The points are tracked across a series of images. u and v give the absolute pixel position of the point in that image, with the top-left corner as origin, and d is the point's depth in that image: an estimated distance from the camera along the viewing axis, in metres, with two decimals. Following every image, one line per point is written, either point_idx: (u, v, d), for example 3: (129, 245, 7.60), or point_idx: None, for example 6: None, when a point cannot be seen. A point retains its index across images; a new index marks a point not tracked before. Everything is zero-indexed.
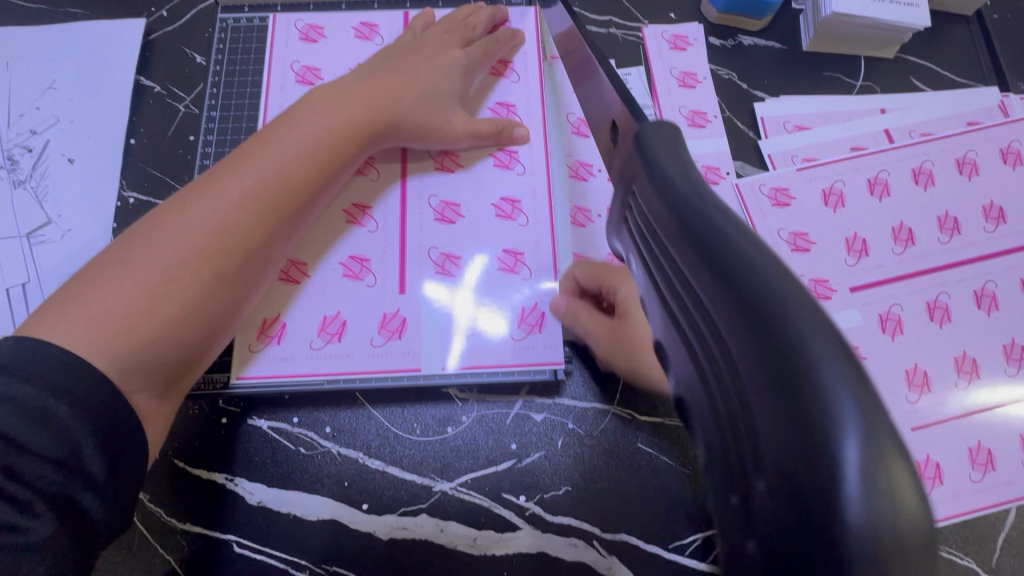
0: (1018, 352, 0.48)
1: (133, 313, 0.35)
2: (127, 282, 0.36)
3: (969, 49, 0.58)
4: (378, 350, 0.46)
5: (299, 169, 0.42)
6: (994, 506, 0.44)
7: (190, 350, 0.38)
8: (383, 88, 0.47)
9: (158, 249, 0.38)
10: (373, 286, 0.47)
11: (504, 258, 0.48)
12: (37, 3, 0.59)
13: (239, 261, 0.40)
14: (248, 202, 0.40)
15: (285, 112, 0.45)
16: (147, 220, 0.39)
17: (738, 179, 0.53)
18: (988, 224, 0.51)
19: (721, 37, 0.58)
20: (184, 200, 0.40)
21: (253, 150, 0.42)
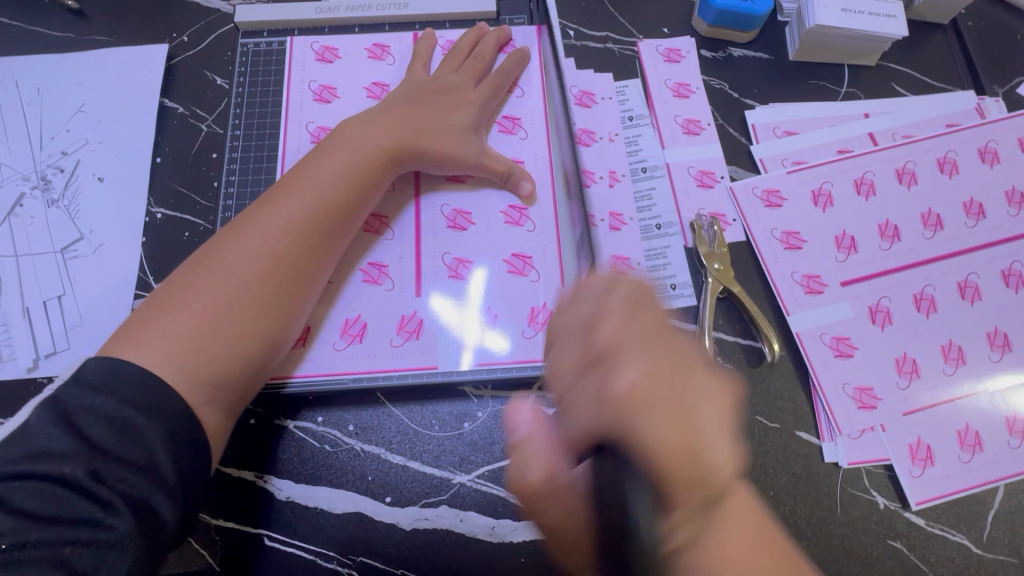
0: (1001, 339, 0.50)
1: (201, 331, 0.40)
2: (196, 305, 0.41)
3: (946, 55, 0.62)
4: (396, 348, 0.49)
5: (337, 197, 0.47)
6: (984, 484, 0.47)
7: (250, 367, 0.43)
8: (403, 112, 0.51)
9: (219, 275, 0.43)
10: (391, 290, 0.50)
11: (514, 263, 0.51)
12: (64, 31, 0.62)
13: (288, 284, 0.44)
14: (294, 230, 0.45)
15: (320, 146, 0.49)
16: (208, 250, 0.44)
17: (732, 183, 0.56)
18: (969, 219, 0.54)
19: (712, 50, 0.61)
20: (237, 230, 0.45)
21: (295, 181, 0.47)
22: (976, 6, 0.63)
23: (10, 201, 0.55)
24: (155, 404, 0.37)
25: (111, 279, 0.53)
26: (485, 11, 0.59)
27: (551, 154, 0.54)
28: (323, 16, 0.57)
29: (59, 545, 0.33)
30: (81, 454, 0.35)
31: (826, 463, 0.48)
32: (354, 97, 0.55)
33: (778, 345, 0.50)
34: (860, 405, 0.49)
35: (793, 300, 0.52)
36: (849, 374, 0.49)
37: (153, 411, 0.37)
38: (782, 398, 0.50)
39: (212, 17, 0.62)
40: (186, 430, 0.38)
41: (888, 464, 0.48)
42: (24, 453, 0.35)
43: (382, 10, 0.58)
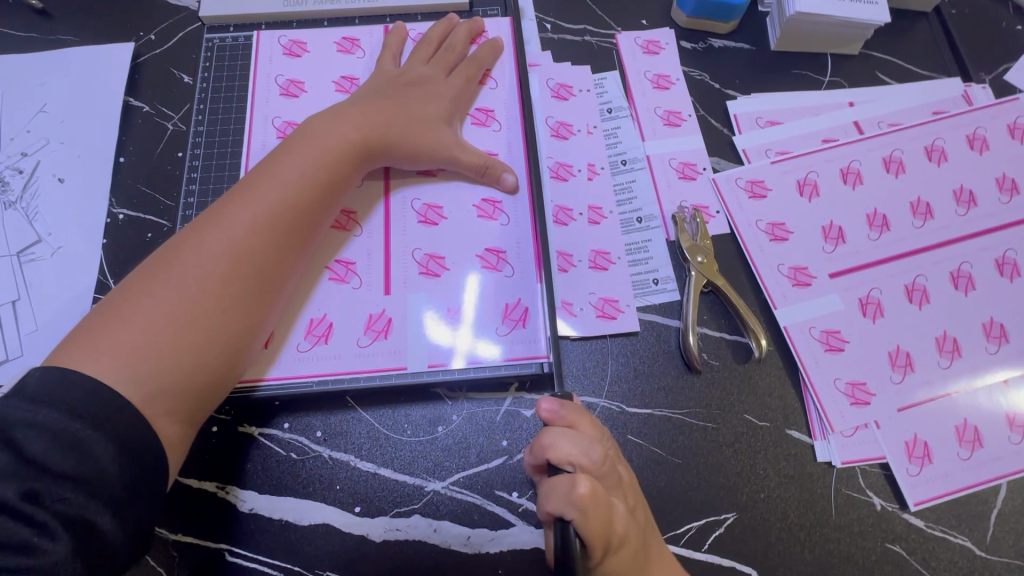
0: (997, 330, 0.48)
1: (162, 340, 0.37)
2: (155, 312, 0.38)
3: (930, 43, 0.60)
4: (363, 349, 0.46)
5: (307, 194, 0.44)
6: (984, 482, 0.45)
7: (217, 375, 0.40)
8: (371, 104, 0.49)
9: (177, 278, 0.39)
10: (358, 288, 0.48)
11: (488, 259, 0.48)
12: (27, 31, 0.61)
13: (257, 286, 0.41)
14: (260, 229, 0.42)
15: (287, 141, 0.46)
16: (164, 251, 0.41)
17: (714, 174, 0.54)
18: (960, 207, 0.52)
19: (692, 40, 0.60)
20: (197, 230, 0.41)
21: (262, 177, 0.44)
22: None
23: None
24: (101, 416, 0.34)
25: (68, 283, 0.51)
26: (458, 3, 0.57)
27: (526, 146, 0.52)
28: (291, 10, 0.56)
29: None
30: (12, 471, 0.31)
31: (819, 463, 0.45)
32: (322, 92, 0.53)
33: (764, 339, 0.48)
34: (852, 401, 0.46)
35: (780, 293, 0.50)
36: (840, 369, 0.47)
37: (101, 423, 0.34)
38: (771, 394, 0.47)
39: (180, 15, 0.61)
40: (139, 443, 0.35)
41: (884, 463, 0.45)
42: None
43: (352, 3, 0.56)
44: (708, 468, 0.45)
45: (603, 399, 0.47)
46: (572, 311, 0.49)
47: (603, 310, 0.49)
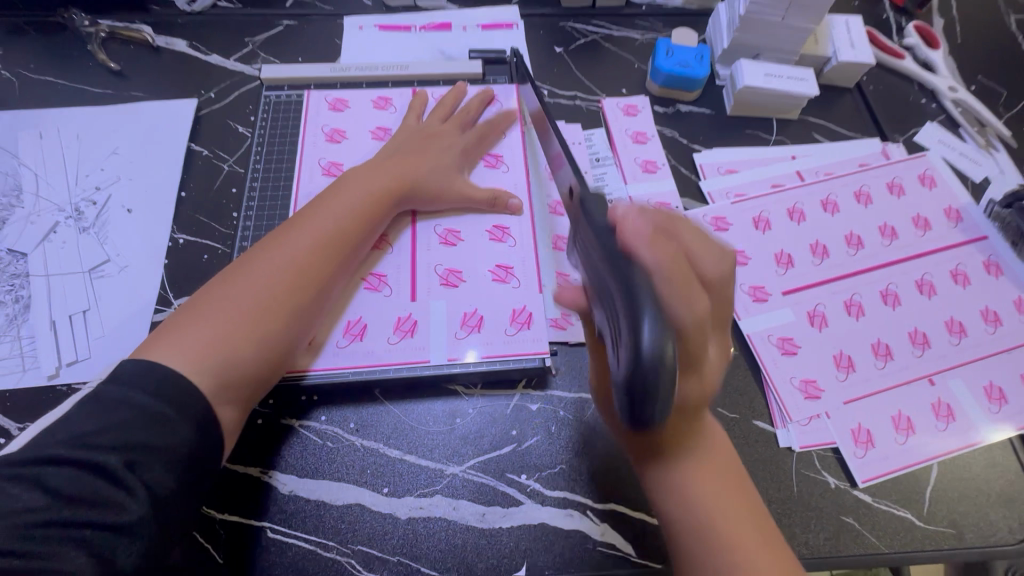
0: (921, 337, 0.59)
1: (233, 338, 0.45)
2: (227, 315, 0.45)
3: (855, 111, 0.75)
4: (391, 343, 0.54)
5: (354, 225, 0.54)
6: (919, 462, 0.53)
7: (271, 370, 0.47)
8: (404, 155, 0.59)
9: (245, 287, 0.47)
10: (389, 296, 0.56)
11: (495, 277, 0.58)
12: (105, 88, 0.72)
13: (308, 299, 0.50)
14: (313, 252, 0.51)
15: (336, 182, 0.56)
16: (234, 266, 0.49)
17: (686, 211, 0.66)
18: (884, 239, 0.64)
19: (663, 105, 0.73)
20: (262, 250, 0.50)
21: (315, 211, 0.53)
22: (875, 73, 0.78)
23: (45, 229, 0.61)
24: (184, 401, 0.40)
25: (133, 297, 0.58)
26: (473, 72, 0.70)
27: (529, 185, 0.64)
28: (335, 74, 0.68)
29: (78, 531, 0.34)
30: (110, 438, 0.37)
31: (781, 448, 0.53)
32: (360, 140, 0.64)
33: (731, 344, 0.57)
34: (805, 395, 0.55)
35: (742, 306, 0.60)
36: (795, 369, 0.56)
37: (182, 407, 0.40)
38: (738, 390, 0.56)
39: (239, 77, 0.73)
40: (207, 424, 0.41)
41: (835, 447, 0.53)
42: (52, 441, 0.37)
43: (386, 70, 0.69)
44: None
45: None
46: (569, 320, 0.58)
47: None
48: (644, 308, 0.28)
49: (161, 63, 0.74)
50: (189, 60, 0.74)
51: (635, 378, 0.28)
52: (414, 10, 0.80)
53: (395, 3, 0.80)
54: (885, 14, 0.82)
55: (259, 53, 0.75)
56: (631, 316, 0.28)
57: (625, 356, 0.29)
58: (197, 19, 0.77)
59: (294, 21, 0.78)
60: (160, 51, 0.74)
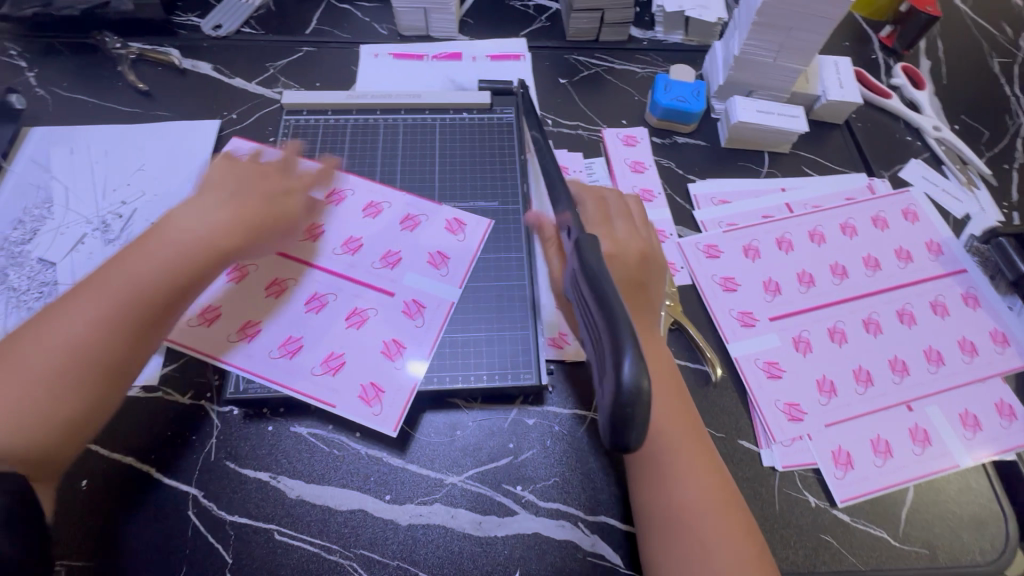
0: (901, 364, 0.62)
1: (7, 421, 0.43)
2: (1, 396, 0.43)
3: (843, 146, 0.78)
4: (390, 368, 0.56)
5: (160, 283, 0.49)
6: (896, 484, 0.56)
7: (61, 446, 0.45)
8: (233, 211, 0.55)
9: (29, 363, 0.45)
10: (365, 332, 0.58)
11: (441, 290, 0.61)
12: (133, 107, 0.76)
13: (99, 366, 0.46)
14: (105, 321, 0.47)
15: (139, 238, 0.51)
16: (9, 338, 0.46)
17: (679, 239, 0.69)
18: (868, 270, 0.67)
19: (661, 137, 0.77)
20: (51, 319, 0.47)
21: (114, 269, 0.49)
22: (863, 111, 0.82)
23: (73, 240, 0.65)
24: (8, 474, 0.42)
25: None
26: (481, 102, 0.74)
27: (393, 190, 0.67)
28: (351, 101, 0.73)
29: None
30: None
31: (765, 467, 0.56)
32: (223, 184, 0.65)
33: (719, 366, 0.60)
34: (789, 418, 0.58)
35: (730, 331, 0.63)
36: (779, 392, 0.59)
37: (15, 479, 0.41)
38: (726, 410, 0.59)
39: (261, 99, 0.77)
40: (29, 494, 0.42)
41: (816, 468, 0.56)
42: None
43: (399, 99, 0.73)
44: None
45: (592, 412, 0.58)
46: (566, 340, 0.61)
47: None
48: (626, 345, 0.32)
49: (187, 84, 0.78)
50: (213, 82, 0.78)
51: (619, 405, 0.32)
52: (426, 40, 0.84)
53: (409, 33, 0.85)
54: (875, 55, 0.87)
55: (279, 77, 0.80)
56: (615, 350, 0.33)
57: (610, 387, 0.33)
58: (222, 44, 0.82)
59: (313, 47, 0.83)
60: (186, 73, 0.79)
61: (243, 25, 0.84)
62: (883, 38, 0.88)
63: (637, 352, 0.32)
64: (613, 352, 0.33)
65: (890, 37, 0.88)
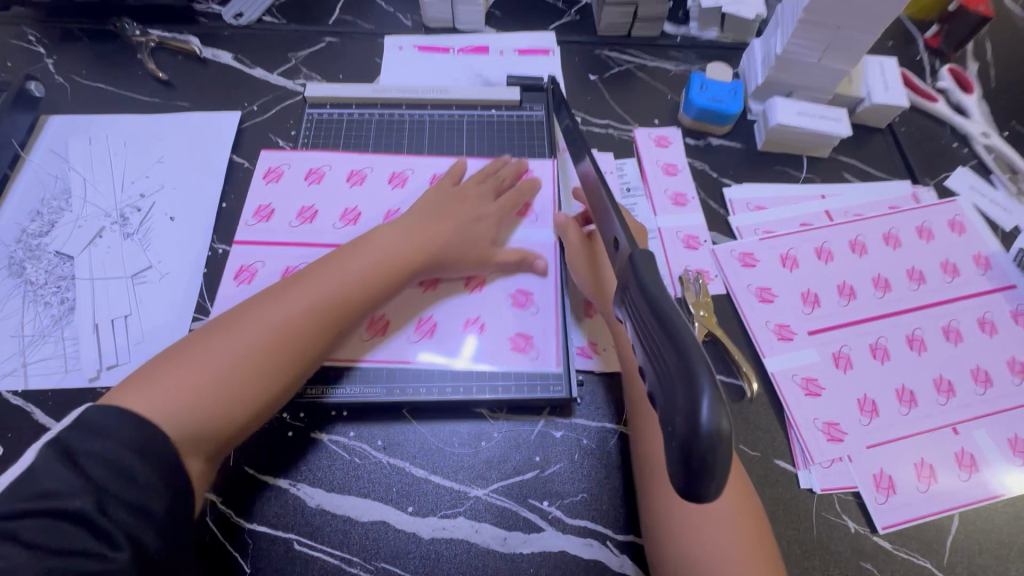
0: (946, 384, 0.59)
1: (201, 392, 0.46)
2: (199, 366, 0.47)
3: (886, 152, 0.75)
4: (525, 316, 0.59)
5: (355, 294, 0.54)
6: (940, 512, 0.53)
7: (234, 431, 0.47)
8: (431, 234, 0.59)
9: (229, 341, 0.49)
10: (469, 307, 0.59)
11: (547, 236, 0.64)
12: (153, 97, 0.74)
13: (287, 365, 0.50)
14: (303, 316, 0.51)
15: (351, 246, 0.57)
16: (222, 319, 0.51)
17: (714, 246, 0.66)
18: (912, 283, 0.64)
19: (695, 138, 0.74)
20: (256, 307, 0.51)
21: (318, 275, 0.54)
22: (907, 115, 0.78)
23: (91, 234, 0.63)
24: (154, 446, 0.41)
25: (173, 305, 0.60)
26: (510, 99, 0.72)
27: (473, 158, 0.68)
28: (376, 95, 0.70)
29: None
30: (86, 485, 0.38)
31: (802, 489, 0.54)
32: (275, 194, 0.64)
33: (755, 381, 0.57)
34: (828, 437, 0.55)
35: (767, 344, 0.60)
36: (818, 410, 0.57)
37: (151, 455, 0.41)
38: (761, 427, 0.57)
39: (283, 91, 0.75)
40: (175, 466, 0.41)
41: (856, 491, 0.54)
42: (20, 494, 0.37)
43: (426, 93, 0.71)
44: None
45: (621, 426, 0.56)
46: (594, 351, 0.59)
47: None
48: (703, 373, 0.25)
49: (207, 74, 0.76)
50: (234, 73, 0.76)
51: (691, 452, 0.25)
52: (452, 32, 0.81)
53: (434, 25, 0.82)
54: (920, 56, 0.83)
55: (301, 68, 0.77)
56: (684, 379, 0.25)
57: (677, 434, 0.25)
58: (244, 33, 0.79)
59: (336, 38, 0.80)
60: (207, 62, 0.77)
61: (264, 13, 0.82)
62: (928, 38, 0.84)
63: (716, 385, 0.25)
64: (683, 380, 0.26)
65: (935, 38, 0.84)
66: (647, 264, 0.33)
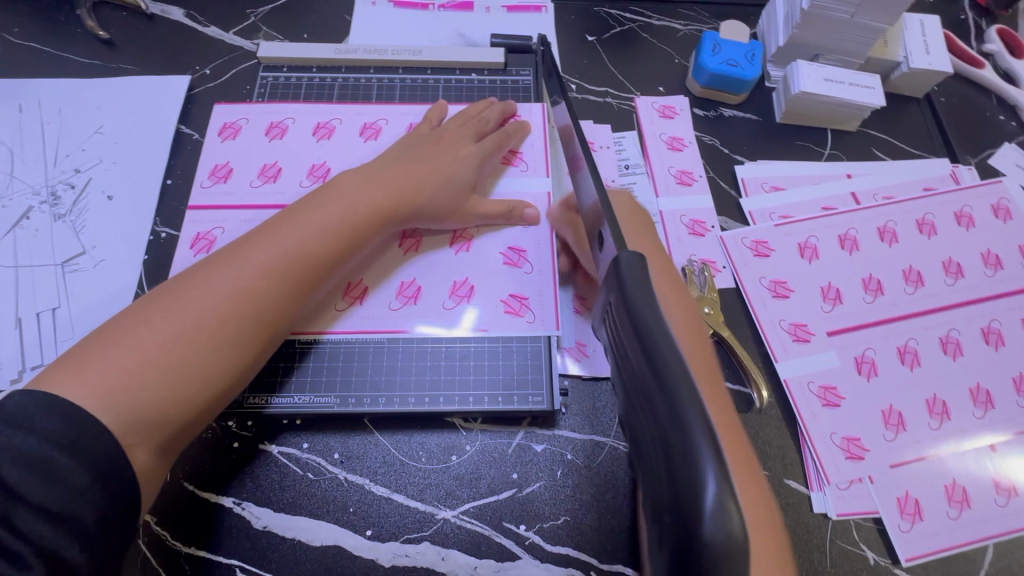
0: (983, 395, 0.51)
1: (145, 374, 0.37)
2: (144, 340, 0.38)
3: (921, 125, 0.66)
4: (518, 275, 0.53)
5: (329, 247, 0.45)
6: (971, 542, 0.47)
7: (192, 417, 0.39)
8: (405, 177, 0.50)
9: (179, 310, 0.39)
10: (454, 269, 0.53)
11: (539, 188, 0.56)
12: (92, 59, 0.65)
13: (248, 334, 0.41)
14: (266, 275, 0.42)
15: (314, 195, 0.47)
16: (169, 285, 0.41)
17: (722, 233, 0.58)
18: (949, 277, 0.56)
19: (704, 108, 0.65)
20: (208, 268, 0.42)
21: (280, 228, 0.45)
22: (947, 84, 0.69)
23: (18, 215, 0.56)
24: (89, 442, 0.34)
25: (106, 295, 0.53)
26: (494, 62, 0.63)
27: (455, 106, 0.60)
28: (341, 57, 0.62)
29: None
30: None
31: (815, 514, 0.47)
32: (232, 154, 0.55)
33: (765, 390, 0.50)
34: (847, 455, 0.49)
35: (779, 346, 0.53)
36: (835, 423, 0.50)
37: (80, 452, 0.33)
38: (771, 444, 0.50)
39: (238, 52, 0.67)
40: (110, 467, 0.34)
41: (877, 517, 0.47)
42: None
43: (397, 55, 0.62)
44: None
45: (610, 439, 0.49)
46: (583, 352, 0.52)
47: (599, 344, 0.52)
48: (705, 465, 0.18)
49: (154, 33, 0.67)
50: (184, 31, 0.68)
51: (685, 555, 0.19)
52: None
53: None
54: (964, 14, 0.73)
55: (261, 27, 0.68)
56: (680, 458, 0.18)
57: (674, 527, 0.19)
58: None
59: None
60: (154, 19, 0.68)
61: None
62: None
63: (726, 481, 0.18)
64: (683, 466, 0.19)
65: None
66: (639, 275, 0.25)
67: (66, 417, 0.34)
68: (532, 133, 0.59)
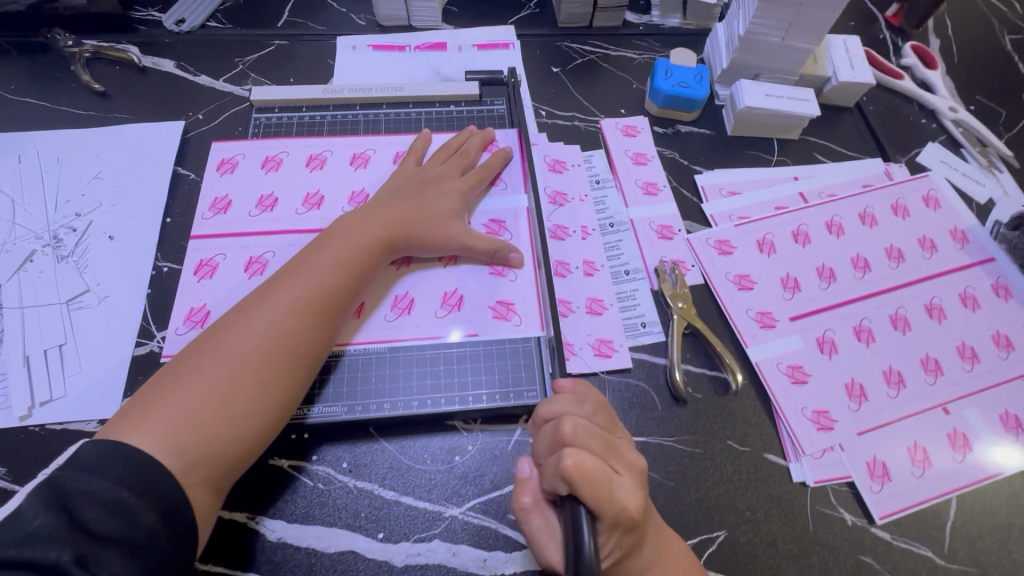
0: (933, 364, 0.57)
1: (203, 413, 0.40)
2: (197, 385, 0.41)
3: (855, 130, 0.74)
4: (504, 284, 0.57)
5: (346, 280, 0.49)
6: (936, 497, 0.51)
7: (249, 448, 0.42)
8: (400, 210, 0.54)
9: (225, 354, 0.43)
10: (445, 285, 0.56)
11: (518, 203, 0.61)
12: (87, 110, 0.69)
13: (289, 368, 0.44)
14: (297, 311, 0.46)
15: (323, 236, 0.52)
16: (210, 334, 0.45)
17: (689, 235, 0.64)
18: (891, 262, 0.62)
19: (663, 126, 0.72)
20: (245, 313, 0.45)
21: (301, 271, 0.48)
22: (873, 93, 0.77)
23: (22, 258, 0.58)
24: (135, 473, 0.36)
25: (112, 329, 0.55)
26: (470, 94, 0.69)
27: (439, 135, 0.66)
28: (328, 96, 0.67)
29: None
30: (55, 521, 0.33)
31: (794, 483, 0.51)
32: (230, 189, 0.59)
33: (739, 373, 0.55)
34: (818, 427, 0.53)
35: (747, 333, 0.58)
36: (803, 399, 0.54)
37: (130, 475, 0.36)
38: (748, 422, 0.54)
39: (230, 97, 0.71)
40: (164, 500, 0.36)
41: (850, 481, 0.51)
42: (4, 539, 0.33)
43: (381, 92, 0.67)
44: (702, 492, 0.50)
45: None
46: (570, 309, 0.58)
47: (591, 308, 0.58)
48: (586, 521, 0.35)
49: (147, 83, 0.72)
50: (176, 81, 0.72)
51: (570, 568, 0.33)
52: (408, 30, 0.78)
53: (389, 24, 0.78)
54: (882, 34, 0.83)
55: (249, 73, 0.73)
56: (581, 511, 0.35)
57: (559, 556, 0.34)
58: (187, 40, 0.75)
59: (286, 41, 0.76)
60: (147, 72, 0.72)
61: (208, 19, 0.77)
62: (889, 17, 0.84)
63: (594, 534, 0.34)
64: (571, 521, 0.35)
65: (896, 16, 0.83)
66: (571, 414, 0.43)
67: (134, 461, 0.37)
68: (512, 157, 0.64)
